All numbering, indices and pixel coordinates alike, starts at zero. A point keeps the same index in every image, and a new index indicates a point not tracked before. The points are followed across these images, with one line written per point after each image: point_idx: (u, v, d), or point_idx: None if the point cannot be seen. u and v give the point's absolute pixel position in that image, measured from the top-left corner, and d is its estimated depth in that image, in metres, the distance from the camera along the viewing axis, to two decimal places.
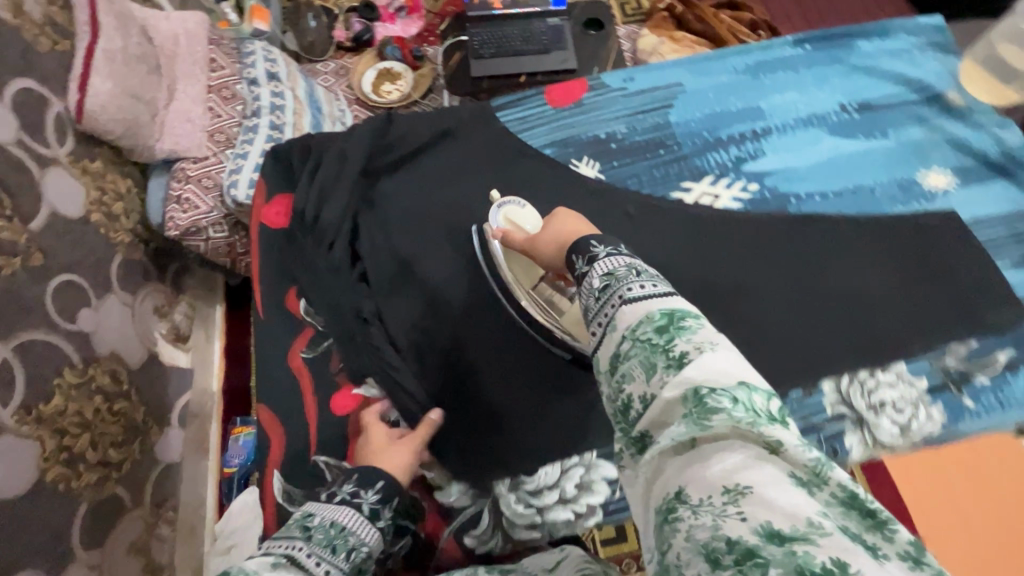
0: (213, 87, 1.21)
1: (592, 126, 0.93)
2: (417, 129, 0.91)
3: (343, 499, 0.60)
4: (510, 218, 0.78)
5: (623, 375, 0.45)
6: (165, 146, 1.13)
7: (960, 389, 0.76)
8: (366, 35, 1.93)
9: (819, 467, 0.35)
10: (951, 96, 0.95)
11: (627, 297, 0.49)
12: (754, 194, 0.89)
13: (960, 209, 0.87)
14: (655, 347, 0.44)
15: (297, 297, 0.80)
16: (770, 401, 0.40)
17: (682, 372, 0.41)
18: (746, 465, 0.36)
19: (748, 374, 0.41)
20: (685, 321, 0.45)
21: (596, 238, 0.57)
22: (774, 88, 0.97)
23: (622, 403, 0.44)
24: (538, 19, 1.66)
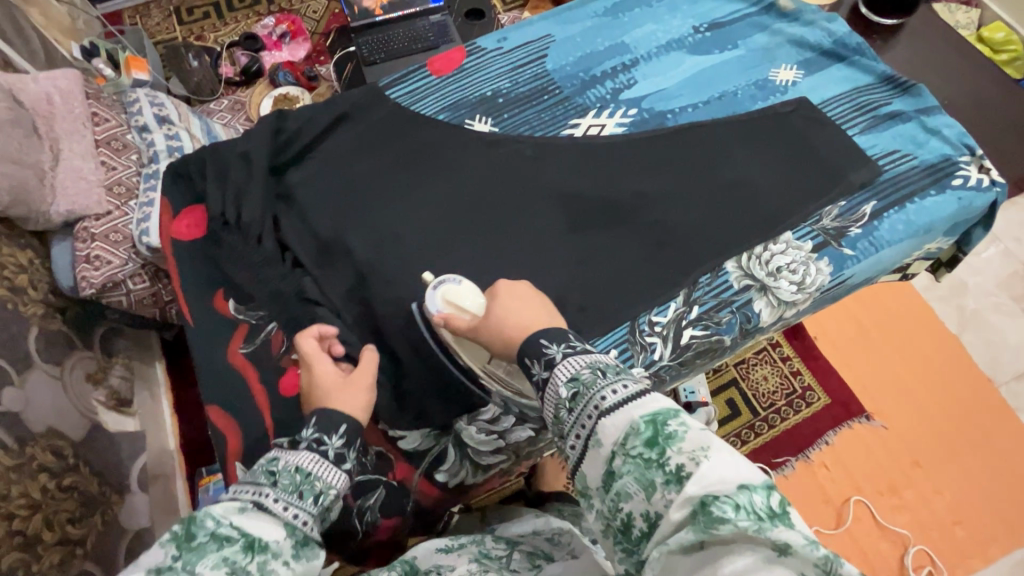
0: (100, 140, 1.16)
1: (478, 87, 0.99)
2: (312, 117, 0.93)
3: (308, 446, 0.57)
4: (450, 300, 0.71)
5: (620, 492, 0.48)
6: (61, 208, 1.08)
7: (839, 242, 0.86)
8: (254, 65, 1.90)
9: (830, 565, 0.39)
10: (783, 2, 1.07)
11: (603, 406, 0.51)
12: (634, 117, 0.97)
13: (810, 95, 0.99)
14: (649, 463, 0.47)
15: (224, 298, 0.82)
16: (771, 496, 0.43)
17: (683, 490, 0.44)
18: (755, 569, 0.40)
19: (746, 475, 0.44)
20: (668, 426, 0.48)
21: (547, 336, 0.59)
22: (633, 24, 1.06)
23: (623, 520, 0.48)
24: (420, 18, 1.72)
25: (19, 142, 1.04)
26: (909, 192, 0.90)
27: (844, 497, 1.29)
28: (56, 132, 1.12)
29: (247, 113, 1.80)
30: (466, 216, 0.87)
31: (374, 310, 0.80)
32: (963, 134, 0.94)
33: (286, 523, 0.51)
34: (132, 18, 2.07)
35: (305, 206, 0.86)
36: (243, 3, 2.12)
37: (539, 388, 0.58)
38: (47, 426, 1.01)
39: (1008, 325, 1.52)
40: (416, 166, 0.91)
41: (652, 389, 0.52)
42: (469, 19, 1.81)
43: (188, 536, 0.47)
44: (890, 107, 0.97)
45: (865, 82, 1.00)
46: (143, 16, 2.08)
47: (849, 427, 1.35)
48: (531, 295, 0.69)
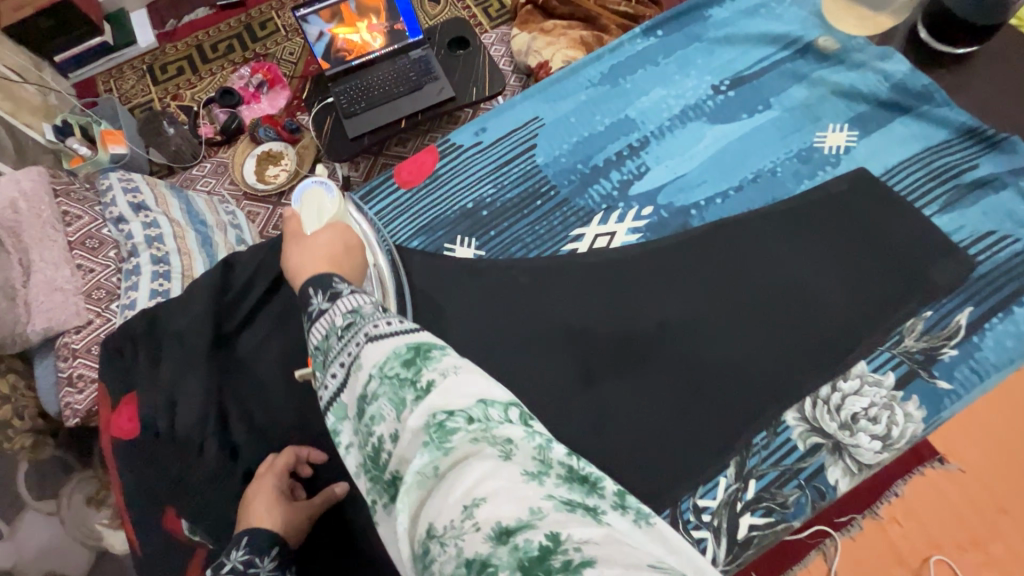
0: (75, 240, 0.93)
1: (456, 198, 0.83)
2: (265, 267, 0.79)
3: (234, 569, 0.51)
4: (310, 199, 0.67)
5: (371, 417, 0.39)
6: (38, 326, 0.84)
7: (930, 372, 0.67)
8: (233, 123, 1.63)
9: (542, 454, 0.35)
10: (821, 42, 0.87)
11: (372, 334, 0.43)
12: (650, 218, 0.79)
13: (869, 163, 0.79)
14: (401, 381, 0.39)
15: (177, 516, 0.64)
16: (510, 409, 0.38)
17: (424, 402, 0.37)
18: (483, 475, 0.32)
19: (490, 389, 0.39)
20: (431, 350, 0.41)
21: (342, 276, 0.51)
22: (638, 91, 0.87)
23: (374, 447, 0.38)
24: (399, 56, 1.49)
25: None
26: (1014, 291, 0.70)
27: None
28: (23, 244, 0.88)
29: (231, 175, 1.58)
30: None
31: (352, 519, 0.65)
32: None
33: None
34: (105, 82, 1.76)
35: (266, 380, 0.74)
36: (216, 51, 1.79)
37: (312, 321, 0.48)
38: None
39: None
40: None
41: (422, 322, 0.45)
42: (453, 50, 1.53)
43: None
44: (977, 171, 0.76)
45: (939, 139, 0.79)
46: (117, 80, 1.76)
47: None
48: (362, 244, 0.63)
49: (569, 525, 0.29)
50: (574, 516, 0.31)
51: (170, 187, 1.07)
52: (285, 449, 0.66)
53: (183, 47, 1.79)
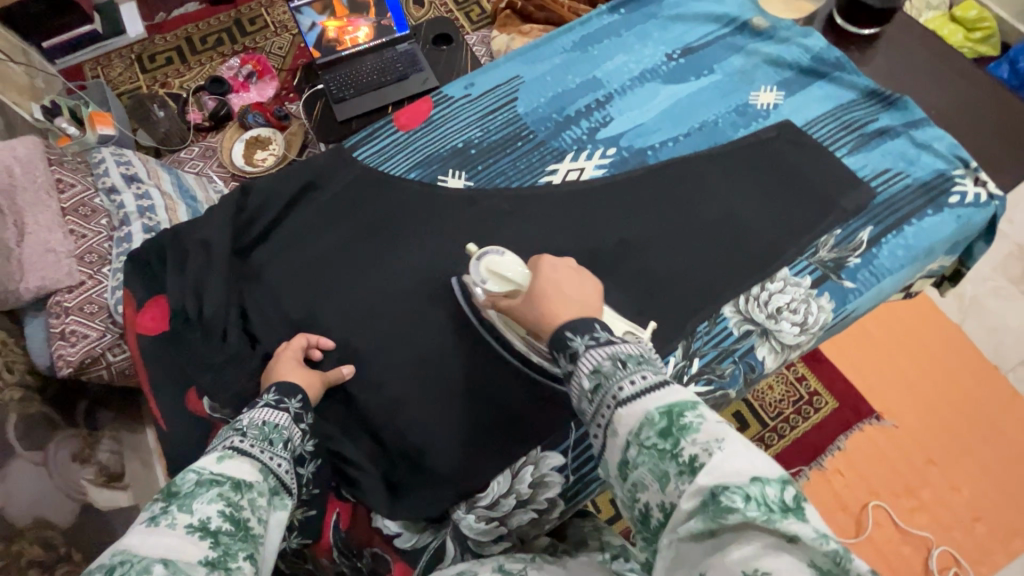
0: (69, 208, 1.03)
1: (448, 139, 0.94)
2: (277, 191, 0.88)
3: (267, 405, 0.64)
4: (494, 270, 0.71)
5: (636, 483, 0.47)
6: (31, 285, 0.94)
7: (839, 274, 0.82)
8: (223, 110, 1.74)
9: (838, 556, 0.38)
10: (756, 20, 1.03)
11: (620, 398, 0.50)
12: (613, 157, 0.93)
13: (793, 117, 0.95)
14: (663, 454, 0.46)
15: (199, 397, 0.75)
16: (784, 489, 0.42)
17: (695, 479, 0.43)
18: (763, 552, 0.39)
19: (760, 466, 0.43)
20: (684, 417, 0.46)
21: (571, 329, 0.57)
22: (604, 57, 1.01)
23: (641, 510, 0.47)
24: (386, 49, 1.63)
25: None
26: (904, 214, 0.86)
27: (859, 503, 1.10)
28: (19, 207, 0.99)
29: (219, 158, 1.64)
30: (445, 285, 0.83)
31: (357, 400, 0.76)
32: (955, 147, 0.90)
33: (264, 464, 0.57)
34: (92, 69, 1.83)
35: (277, 288, 0.82)
36: (206, 44, 1.89)
37: (566, 383, 0.56)
38: (34, 516, 0.79)
39: (1010, 310, 1.30)
40: (389, 235, 0.87)
41: (670, 384, 0.50)
42: (437, 45, 1.68)
43: (175, 493, 0.49)
44: (877, 123, 0.93)
45: (847, 99, 0.96)
46: (103, 67, 1.84)
47: (861, 430, 1.16)
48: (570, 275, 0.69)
49: None
50: None
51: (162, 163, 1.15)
52: (297, 336, 0.77)
53: (171, 38, 1.89)
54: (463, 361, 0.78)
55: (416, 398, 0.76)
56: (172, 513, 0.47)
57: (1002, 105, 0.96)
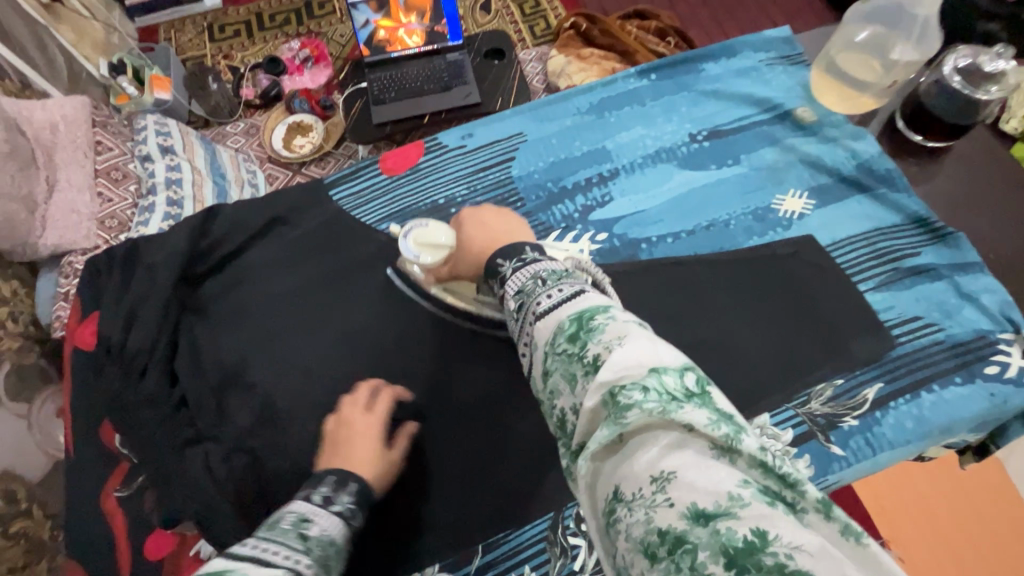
0: (101, 170, 1.08)
1: (429, 193, 0.88)
2: (244, 222, 0.85)
3: (338, 510, 0.55)
4: (423, 242, 0.75)
5: (552, 391, 0.44)
6: (49, 241, 0.97)
7: (827, 436, 0.70)
8: (273, 90, 1.73)
9: (730, 440, 0.34)
10: (801, 111, 0.91)
11: (539, 311, 0.49)
12: (602, 244, 0.84)
13: (819, 233, 0.83)
14: (574, 358, 0.43)
15: (112, 429, 0.73)
16: (683, 377, 0.38)
17: (596, 377, 0.39)
18: (668, 450, 0.35)
19: (658, 357, 0.39)
20: (594, 320, 0.44)
21: (501, 256, 0.57)
22: (620, 126, 0.92)
23: (560, 418, 0.43)
24: (435, 56, 1.58)
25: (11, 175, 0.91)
26: (926, 376, 0.73)
27: None
28: (54, 161, 1.02)
29: (260, 138, 1.66)
30: (385, 354, 0.76)
31: (262, 465, 0.70)
32: (1008, 306, 0.76)
33: None
34: (166, 32, 1.89)
35: (217, 324, 0.79)
36: (274, 21, 1.92)
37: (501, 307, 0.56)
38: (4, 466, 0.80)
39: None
40: (344, 288, 0.82)
41: (588, 290, 0.48)
42: (488, 59, 1.61)
43: None
44: (916, 258, 0.80)
45: (889, 223, 0.82)
46: (177, 31, 1.89)
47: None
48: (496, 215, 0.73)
49: (769, 518, 0.31)
50: (772, 507, 0.32)
51: (201, 138, 1.17)
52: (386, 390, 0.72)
53: (245, 12, 1.93)
54: None
55: (322, 475, 0.70)
56: None
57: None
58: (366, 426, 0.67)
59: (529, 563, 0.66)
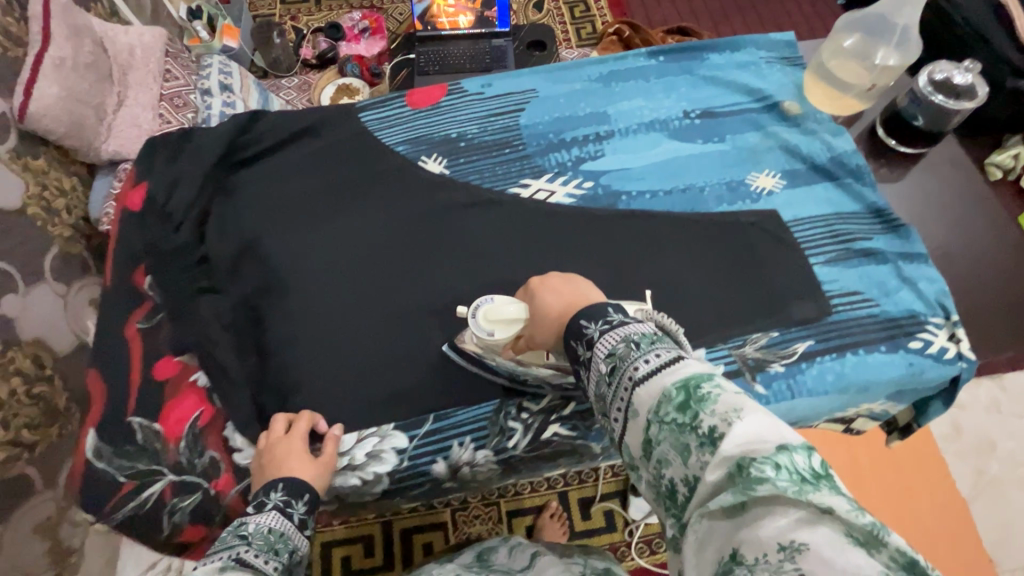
0: (166, 95, 1.15)
1: (444, 127, 1.00)
2: (281, 126, 0.98)
3: (275, 506, 0.60)
4: (494, 318, 0.69)
5: (660, 458, 0.42)
6: (110, 146, 1.06)
7: (753, 376, 0.79)
8: (330, 54, 1.94)
9: (873, 529, 0.33)
10: (788, 104, 1.00)
11: (636, 376, 0.45)
12: (587, 190, 0.94)
13: (782, 209, 0.91)
14: (683, 427, 0.41)
15: (143, 273, 0.85)
16: (813, 456, 0.37)
17: (719, 450, 0.38)
18: (798, 526, 0.34)
19: (787, 432, 0.38)
20: (702, 389, 0.42)
21: (585, 314, 0.53)
22: (622, 96, 1.02)
23: (666, 487, 0.42)
24: (484, 40, 1.71)
25: (89, 83, 1.03)
26: (855, 341, 0.80)
27: None
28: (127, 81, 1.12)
29: (309, 95, 1.86)
30: (380, 250, 0.88)
31: (262, 322, 0.83)
32: (943, 294, 0.83)
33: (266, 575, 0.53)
34: None
35: (243, 205, 0.91)
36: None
37: (580, 369, 0.52)
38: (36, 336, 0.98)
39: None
40: (355, 191, 0.93)
41: (686, 355, 0.46)
42: (530, 50, 1.73)
43: None
44: (868, 243, 0.88)
45: (850, 210, 0.91)
46: None
47: None
48: (570, 281, 0.61)
49: None
50: None
51: (256, 84, 1.31)
52: (302, 414, 0.73)
53: None
54: (361, 325, 0.82)
55: (309, 337, 0.81)
56: None
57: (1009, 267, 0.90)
58: (288, 446, 0.69)
59: (469, 435, 0.76)
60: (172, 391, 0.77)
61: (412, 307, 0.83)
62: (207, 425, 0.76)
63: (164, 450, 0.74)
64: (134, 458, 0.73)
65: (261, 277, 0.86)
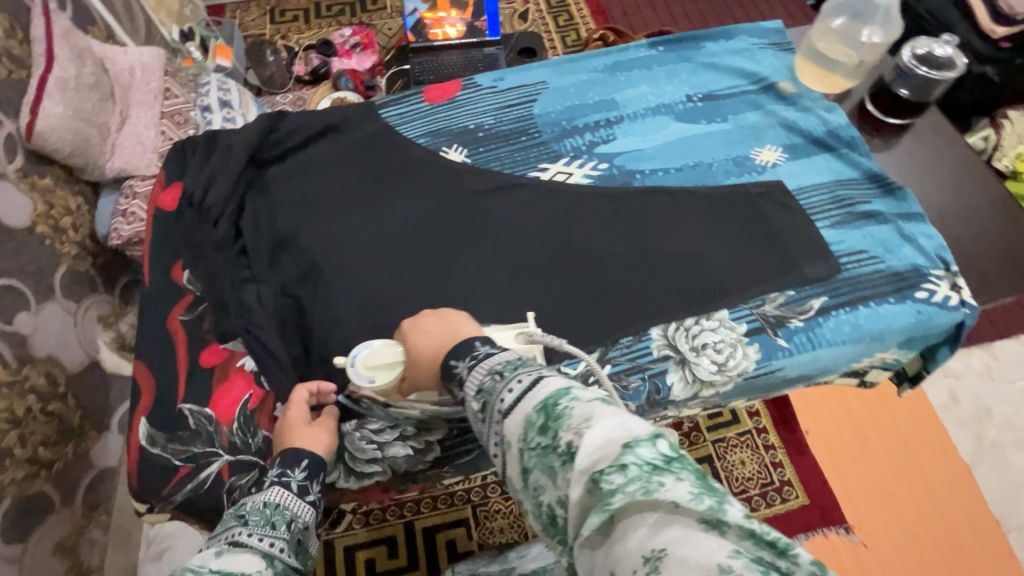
0: (166, 113, 1.18)
1: (462, 119, 1.04)
2: (304, 125, 1.01)
3: (273, 483, 0.62)
4: (373, 368, 0.72)
5: (538, 484, 0.47)
6: (113, 165, 1.07)
7: (776, 331, 0.84)
8: (322, 69, 1.99)
9: (713, 512, 0.37)
10: (783, 85, 1.06)
11: (504, 408, 0.51)
12: (603, 171, 0.99)
13: (786, 179, 0.97)
14: (548, 450, 0.45)
15: (181, 269, 0.88)
16: (657, 445, 0.41)
17: (576, 468, 0.42)
18: (655, 529, 0.38)
19: (629, 430, 0.42)
20: (559, 406, 0.46)
21: (455, 355, 0.60)
22: (628, 84, 1.08)
23: (549, 513, 0.46)
24: (476, 49, 1.77)
25: (92, 103, 1.05)
26: (865, 295, 0.86)
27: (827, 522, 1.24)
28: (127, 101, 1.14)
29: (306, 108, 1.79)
30: (411, 236, 0.92)
31: (304, 307, 0.85)
32: (941, 248, 0.89)
33: (263, 552, 0.54)
34: (232, 11, 2.22)
35: (275, 201, 0.95)
36: (330, 12, 2.23)
37: (466, 407, 0.58)
38: (50, 353, 0.98)
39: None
40: (382, 183, 0.97)
41: (546, 374, 0.51)
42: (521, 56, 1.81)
43: None
44: (868, 206, 0.94)
45: (849, 177, 0.97)
46: (242, 12, 2.23)
47: (824, 534, 1.23)
48: (455, 322, 0.68)
49: None
50: None
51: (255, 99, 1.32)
52: (297, 385, 0.75)
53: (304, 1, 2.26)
54: (403, 305, 0.85)
55: (352, 319, 0.84)
56: None
57: (1002, 220, 0.96)
58: (297, 419, 0.71)
59: None
60: (222, 377, 0.80)
61: (448, 287, 0.87)
62: (258, 408, 0.78)
63: (218, 433, 0.76)
64: (189, 442, 0.75)
65: (299, 267, 0.89)
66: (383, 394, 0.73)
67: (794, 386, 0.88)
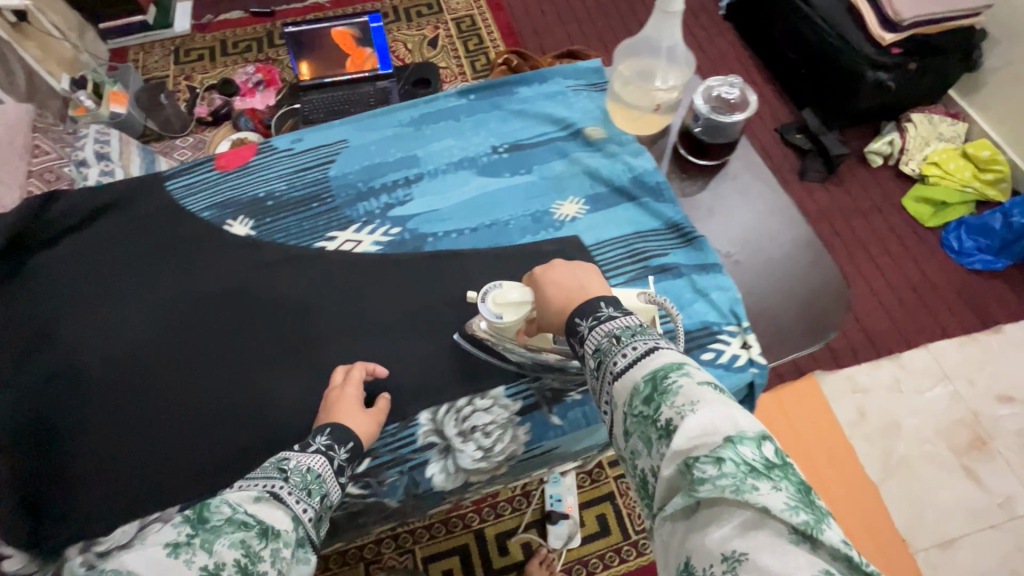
0: (33, 170, 1.02)
1: (253, 187, 0.99)
2: (78, 204, 0.96)
3: (319, 450, 0.62)
4: (501, 304, 0.74)
5: (632, 451, 0.47)
6: None
7: (550, 407, 0.79)
8: (224, 109, 1.71)
9: (808, 528, 0.36)
10: (591, 130, 1.02)
11: (615, 371, 0.50)
12: (393, 237, 0.94)
13: (584, 234, 0.92)
14: (647, 420, 0.46)
15: None
16: (761, 448, 0.41)
17: (671, 444, 0.42)
18: (742, 530, 0.37)
19: (739, 423, 0.42)
20: (668, 380, 0.46)
21: (579, 312, 0.58)
22: (432, 138, 1.03)
23: (639, 478, 0.46)
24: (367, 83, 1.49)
25: None
26: None
27: None
28: None
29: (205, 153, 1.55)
30: (183, 320, 0.86)
31: (45, 411, 0.78)
32: (735, 302, 0.85)
33: (294, 515, 0.54)
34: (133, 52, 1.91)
35: (37, 291, 0.88)
36: (236, 47, 1.92)
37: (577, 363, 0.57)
38: None
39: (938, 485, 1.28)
40: (159, 263, 0.91)
41: (662, 346, 0.50)
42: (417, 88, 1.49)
43: (200, 519, 0.49)
44: (664, 258, 0.89)
45: (649, 228, 0.92)
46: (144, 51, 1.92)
47: None
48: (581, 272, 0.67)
49: None
50: None
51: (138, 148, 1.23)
52: (356, 364, 0.78)
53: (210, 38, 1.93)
54: (157, 404, 0.79)
55: (100, 424, 0.77)
56: (193, 548, 0.46)
57: (808, 263, 0.92)
58: (351, 400, 0.73)
59: None
60: None
61: (208, 382, 0.80)
62: None
63: None
64: None
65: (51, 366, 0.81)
66: (511, 333, 0.75)
67: (585, 454, 0.85)
